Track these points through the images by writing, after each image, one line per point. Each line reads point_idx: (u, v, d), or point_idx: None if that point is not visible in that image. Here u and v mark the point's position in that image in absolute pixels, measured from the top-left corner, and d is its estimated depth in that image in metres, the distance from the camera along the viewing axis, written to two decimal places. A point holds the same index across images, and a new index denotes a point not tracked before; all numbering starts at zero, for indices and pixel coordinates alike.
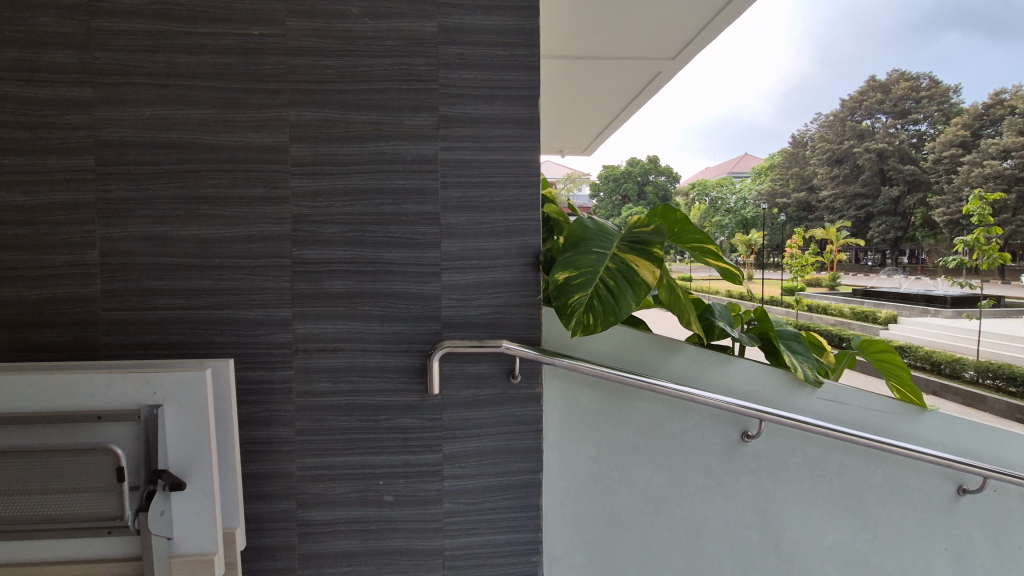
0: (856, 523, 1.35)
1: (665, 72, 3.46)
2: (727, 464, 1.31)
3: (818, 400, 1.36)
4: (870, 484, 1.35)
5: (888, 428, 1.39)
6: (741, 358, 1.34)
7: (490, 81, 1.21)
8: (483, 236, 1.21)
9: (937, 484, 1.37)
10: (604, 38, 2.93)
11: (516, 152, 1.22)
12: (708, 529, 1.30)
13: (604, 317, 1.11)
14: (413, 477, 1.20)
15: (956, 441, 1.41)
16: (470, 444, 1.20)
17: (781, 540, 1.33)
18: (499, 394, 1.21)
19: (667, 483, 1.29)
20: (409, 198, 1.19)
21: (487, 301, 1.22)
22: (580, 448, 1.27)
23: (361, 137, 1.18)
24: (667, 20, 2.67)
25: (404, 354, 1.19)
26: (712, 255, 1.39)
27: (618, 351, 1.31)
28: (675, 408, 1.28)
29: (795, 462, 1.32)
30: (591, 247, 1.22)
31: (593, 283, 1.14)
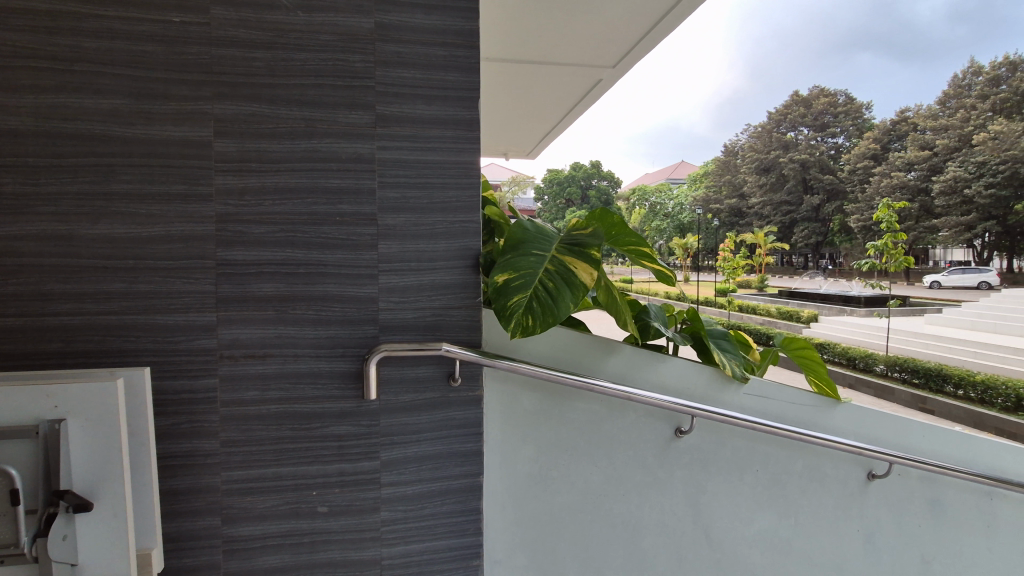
0: (780, 511, 1.43)
1: (606, 79, 3.55)
2: (662, 460, 1.35)
3: (744, 396, 1.43)
4: (791, 474, 1.43)
5: (807, 420, 1.48)
6: (674, 356, 1.39)
7: (429, 81, 1.19)
8: (423, 238, 1.19)
9: (850, 471, 1.47)
10: (548, 43, 2.97)
11: (455, 153, 1.21)
12: (644, 524, 1.34)
13: (543, 318, 1.12)
14: (350, 485, 1.16)
15: (867, 430, 1.52)
16: (408, 450, 1.18)
17: (713, 530, 1.39)
18: (438, 398, 1.19)
19: (605, 481, 1.32)
20: (344, 198, 1.16)
21: (426, 303, 1.20)
22: (521, 449, 1.27)
23: (292, 134, 1.14)
24: (608, 28, 2.74)
25: (339, 359, 1.15)
26: (646, 257, 1.44)
27: (557, 352, 1.33)
28: (613, 407, 1.31)
29: (725, 455, 1.39)
30: (530, 250, 1.23)
31: (532, 285, 1.15)
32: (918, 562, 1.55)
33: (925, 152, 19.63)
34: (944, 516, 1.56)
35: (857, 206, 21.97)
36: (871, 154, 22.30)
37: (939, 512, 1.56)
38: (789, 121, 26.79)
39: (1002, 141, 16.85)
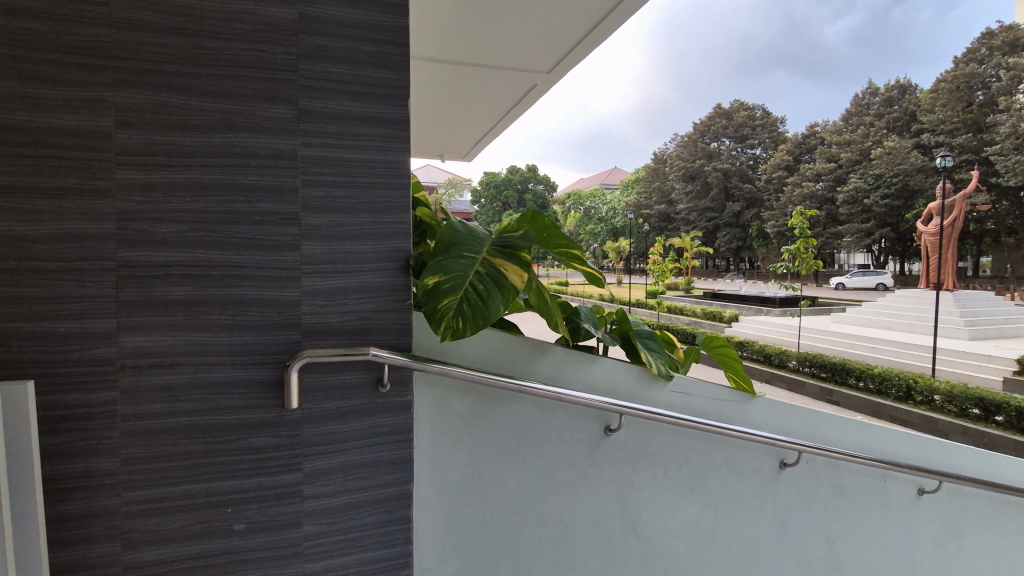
0: (702, 502, 1.50)
1: (541, 84, 3.60)
2: (592, 458, 1.38)
3: (669, 393, 1.49)
4: (712, 466, 1.51)
5: (727, 414, 1.56)
6: (603, 357, 1.43)
7: (356, 77, 1.16)
8: (350, 239, 1.15)
9: (764, 461, 1.57)
10: (483, 45, 2.95)
11: (383, 151, 1.18)
12: (575, 522, 1.36)
13: (472, 321, 1.11)
14: (271, 499, 1.10)
15: (780, 422, 1.63)
16: (333, 460, 1.13)
17: (640, 525, 1.43)
18: (366, 404, 1.15)
19: (537, 482, 1.33)
20: (263, 196, 1.10)
21: (353, 306, 1.15)
22: (452, 454, 1.26)
23: (207, 128, 1.06)
24: (543, 34, 2.77)
25: (257, 367, 1.08)
26: (577, 259, 1.47)
27: (489, 355, 1.32)
28: (545, 407, 1.33)
29: (651, 450, 1.44)
30: (461, 252, 1.23)
31: (462, 287, 1.14)
32: (824, 543, 1.67)
33: (831, 164, 21.52)
34: (846, 498, 1.69)
35: (773, 213, 23.66)
36: (785, 165, 24.08)
37: (842, 495, 1.69)
38: (712, 132, 28.35)
39: (895, 157, 18.85)
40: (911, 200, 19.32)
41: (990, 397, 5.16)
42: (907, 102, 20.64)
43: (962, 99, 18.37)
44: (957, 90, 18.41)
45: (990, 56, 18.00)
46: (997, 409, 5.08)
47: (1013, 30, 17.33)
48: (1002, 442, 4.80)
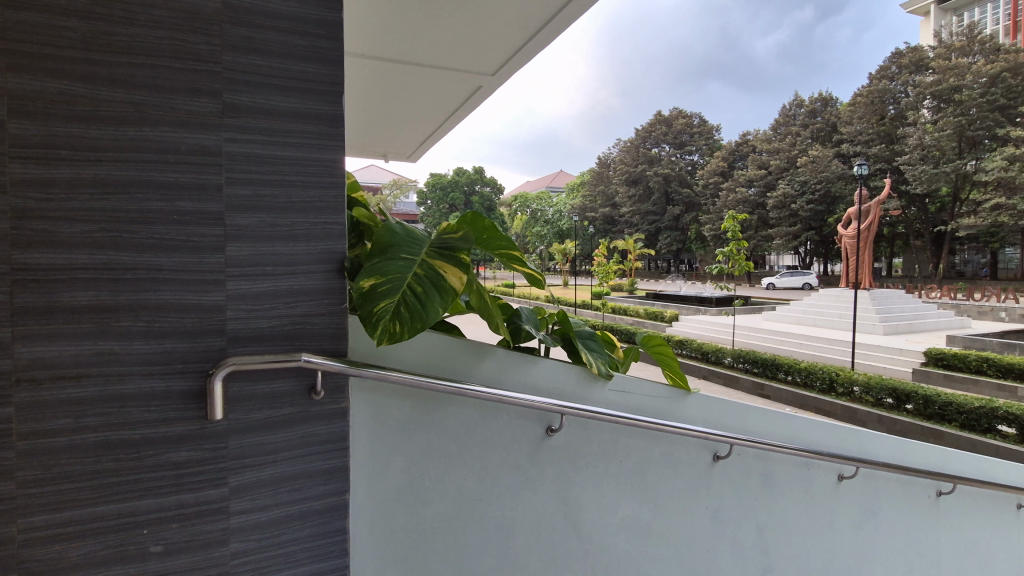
0: (640, 498, 1.54)
1: (485, 86, 3.59)
2: (534, 459, 1.38)
3: (608, 392, 1.52)
4: (650, 461, 1.55)
5: (664, 410, 1.61)
6: (544, 357, 1.44)
7: (285, 71, 1.11)
8: (279, 240, 1.10)
9: (698, 454, 1.63)
10: (425, 45, 2.92)
11: (316, 150, 1.14)
12: (517, 524, 1.36)
13: (411, 324, 1.09)
14: (193, 518, 1.02)
15: (713, 417, 1.70)
16: (262, 472, 1.07)
17: (581, 523, 1.44)
18: (298, 413, 1.10)
19: (479, 486, 1.32)
20: (184, 194, 1.02)
21: (283, 311, 1.10)
22: (391, 460, 1.23)
23: (118, 120, 0.97)
24: (487, 35, 2.77)
25: (177, 377, 1.01)
26: (517, 261, 1.49)
27: (429, 358, 1.30)
28: (486, 410, 1.32)
29: (591, 449, 1.46)
30: (399, 253, 1.20)
31: (399, 290, 1.12)
32: (755, 530, 1.76)
33: (762, 171, 22.77)
34: (774, 487, 1.79)
35: (709, 217, 24.80)
36: (720, 171, 25.26)
37: (770, 484, 1.78)
38: (653, 137, 29.33)
39: (818, 165, 20.20)
40: (832, 205, 20.78)
41: (902, 387, 5.60)
42: (828, 113, 22.16)
43: (875, 113, 19.94)
44: (871, 104, 19.95)
45: (899, 73, 19.63)
46: (908, 398, 5.51)
47: (918, 51, 18.97)
48: (912, 428, 5.23)
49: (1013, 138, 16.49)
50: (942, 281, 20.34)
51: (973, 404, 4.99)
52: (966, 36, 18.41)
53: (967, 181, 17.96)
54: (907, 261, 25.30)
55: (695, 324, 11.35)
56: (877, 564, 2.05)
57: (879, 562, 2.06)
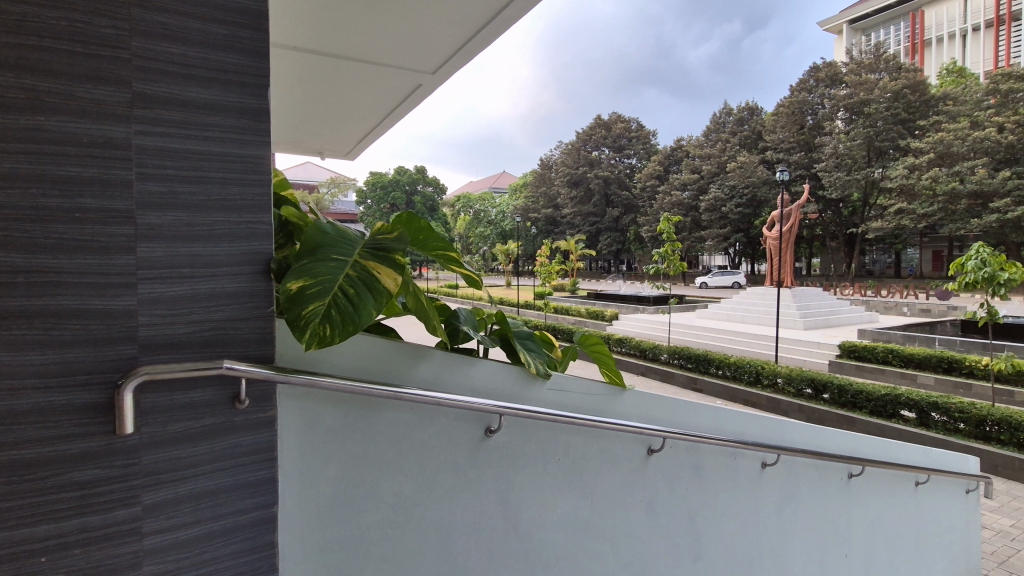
0: (578, 494, 1.56)
1: (425, 85, 3.55)
2: (472, 461, 1.37)
3: (547, 391, 1.54)
4: (587, 458, 1.58)
5: (601, 407, 1.64)
6: (481, 359, 1.43)
7: (204, 60, 1.04)
8: (198, 240, 1.03)
9: (634, 448, 1.68)
10: (363, 40, 2.84)
11: (238, 145, 1.08)
12: (456, 528, 1.34)
13: (342, 328, 1.06)
14: (99, 543, 0.93)
15: (647, 412, 1.76)
16: (180, 488, 1.00)
17: (521, 522, 1.45)
18: (221, 424, 1.04)
19: (416, 491, 1.29)
20: (87, 190, 0.93)
21: (203, 315, 1.03)
22: (323, 469, 1.18)
23: (4, 106, 0.86)
24: (426, 33, 2.74)
25: (79, 390, 0.91)
26: (454, 261, 1.50)
27: (363, 362, 1.26)
28: (423, 414, 1.30)
29: (530, 448, 1.47)
30: (330, 254, 1.16)
31: (330, 292, 1.08)
32: (687, 520, 1.83)
33: (695, 176, 23.88)
34: (704, 477, 1.87)
35: (647, 219, 25.71)
36: (656, 174, 26.24)
37: (701, 474, 1.86)
38: (593, 141, 30.04)
39: (746, 170, 21.38)
40: (759, 209, 22.09)
41: (819, 378, 6.02)
42: (754, 122, 23.51)
43: (796, 122, 21.38)
44: (792, 114, 21.37)
45: (816, 86, 21.13)
46: (824, 388, 5.93)
47: (832, 66, 20.50)
48: (828, 416, 5.64)
49: (913, 149, 18.17)
50: (854, 279, 22.14)
51: (880, 392, 5.45)
52: (874, 55, 20.09)
53: (875, 188, 19.63)
54: (824, 261, 27.31)
55: (635, 323, 11.73)
56: (796, 543, 2.20)
57: (799, 541, 2.21)
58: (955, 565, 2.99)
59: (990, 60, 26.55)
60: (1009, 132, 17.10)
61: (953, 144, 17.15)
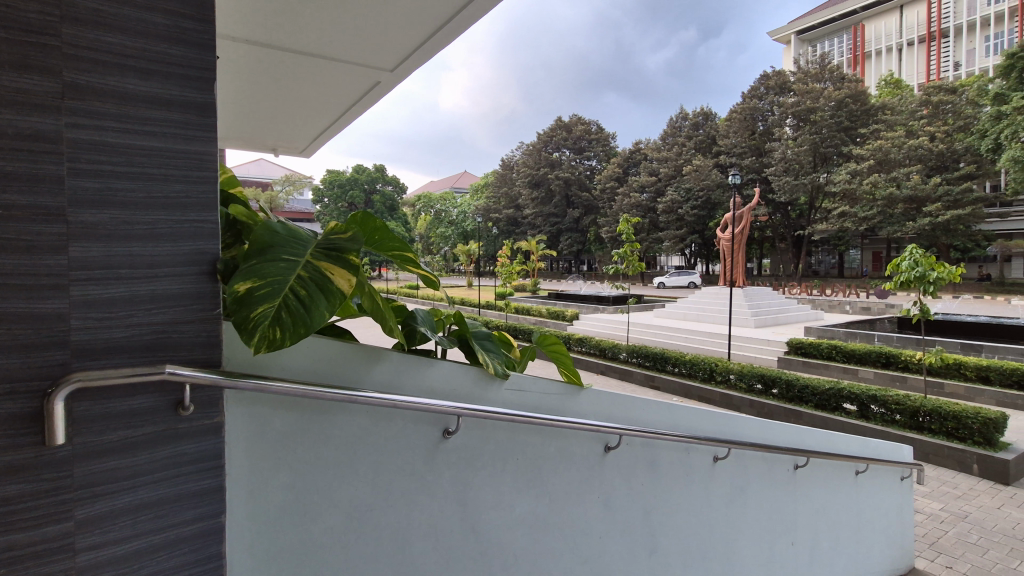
0: (536, 493, 1.58)
1: (384, 82, 3.50)
2: (430, 463, 1.36)
3: (505, 391, 1.54)
4: (545, 457, 1.59)
5: (559, 406, 1.66)
6: (439, 360, 1.42)
7: (142, 51, 0.99)
8: (138, 239, 0.98)
9: (591, 446, 1.71)
10: (319, 35, 2.78)
11: (182, 140, 1.03)
12: (413, 531, 1.33)
13: (292, 330, 1.04)
14: (27, 563, 0.87)
15: (604, 410, 1.79)
16: (118, 500, 0.94)
17: (479, 523, 1.45)
18: (163, 432, 0.99)
19: (371, 495, 1.27)
20: (12, 186, 0.86)
21: (143, 318, 0.98)
22: (274, 476, 1.15)
23: None
24: (384, 30, 2.71)
25: (4, 400, 0.84)
26: (410, 262, 1.49)
27: (316, 365, 1.23)
28: (378, 417, 1.28)
29: (488, 449, 1.47)
30: (280, 254, 1.13)
31: (280, 293, 1.06)
32: (642, 515, 1.87)
33: (653, 178, 24.45)
34: (659, 471, 1.92)
35: (607, 220, 26.15)
36: (616, 176, 26.72)
37: (656, 469, 1.91)
38: (554, 142, 30.28)
39: (701, 174, 22.05)
40: (713, 211, 22.84)
41: (769, 374, 6.28)
42: (709, 127, 24.26)
43: (747, 128, 22.21)
44: (744, 120, 22.16)
45: (766, 94, 21.98)
46: (773, 383, 6.18)
47: (781, 75, 21.37)
48: (776, 410, 5.89)
49: (855, 155, 19.19)
50: (801, 279, 23.22)
51: (824, 386, 5.72)
52: (819, 65, 21.07)
53: (820, 193, 20.63)
54: (773, 262, 28.49)
55: (595, 322, 11.92)
56: (746, 534, 2.28)
57: (748, 532, 2.29)
58: (891, 549, 3.18)
59: (923, 73, 28.34)
60: (941, 141, 18.47)
61: (890, 151, 18.22)
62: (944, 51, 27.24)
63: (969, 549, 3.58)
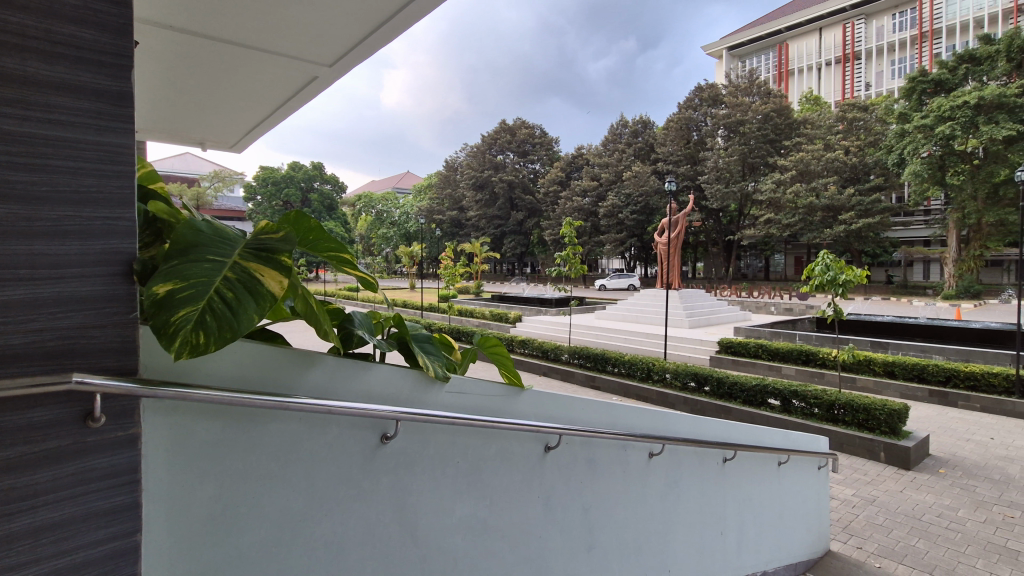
0: (476, 496, 1.57)
1: (322, 78, 3.40)
2: (367, 469, 1.33)
3: (446, 394, 1.53)
4: (485, 459, 1.60)
5: (500, 407, 1.67)
6: (377, 363, 1.39)
7: (47, 32, 0.91)
8: (40, 237, 0.90)
9: (532, 446, 1.73)
10: (252, 25, 2.66)
11: (93, 132, 0.95)
12: (349, 540, 1.30)
13: (218, 335, 0.99)
14: None
15: (544, 410, 1.82)
16: (17, 523, 0.85)
17: (418, 528, 1.43)
18: (68, 447, 0.90)
19: (304, 506, 1.23)
20: None
21: (46, 322, 0.89)
22: (197, 490, 1.08)
23: None
24: (322, 25, 2.63)
25: None
26: (346, 263, 1.45)
27: (245, 370, 1.17)
28: (313, 423, 1.24)
29: (428, 453, 1.45)
30: (204, 255, 1.07)
31: (204, 296, 1.00)
32: (581, 512, 1.91)
33: (594, 183, 25.06)
34: (597, 468, 1.97)
35: (550, 223, 26.53)
36: (558, 181, 27.17)
37: (594, 467, 1.96)
38: (498, 145, 30.39)
39: (639, 179, 22.82)
40: (651, 216, 23.69)
41: (701, 372, 6.58)
42: (647, 134, 25.15)
43: (682, 137, 23.21)
44: (680, 129, 23.15)
45: (700, 105, 23.06)
46: (705, 381, 6.49)
47: (713, 88, 22.48)
48: (709, 407, 6.18)
49: (779, 166, 20.48)
50: (731, 281, 24.53)
51: (750, 383, 6.07)
52: (747, 79, 22.32)
53: (748, 201, 21.87)
54: (706, 266, 29.93)
55: (538, 324, 12.07)
56: (678, 527, 2.37)
57: (680, 524, 2.38)
58: (809, 533, 3.41)
59: (838, 92, 30.70)
60: (854, 155, 20.25)
61: (810, 163, 19.62)
62: (856, 73, 29.67)
63: (876, 530, 3.90)
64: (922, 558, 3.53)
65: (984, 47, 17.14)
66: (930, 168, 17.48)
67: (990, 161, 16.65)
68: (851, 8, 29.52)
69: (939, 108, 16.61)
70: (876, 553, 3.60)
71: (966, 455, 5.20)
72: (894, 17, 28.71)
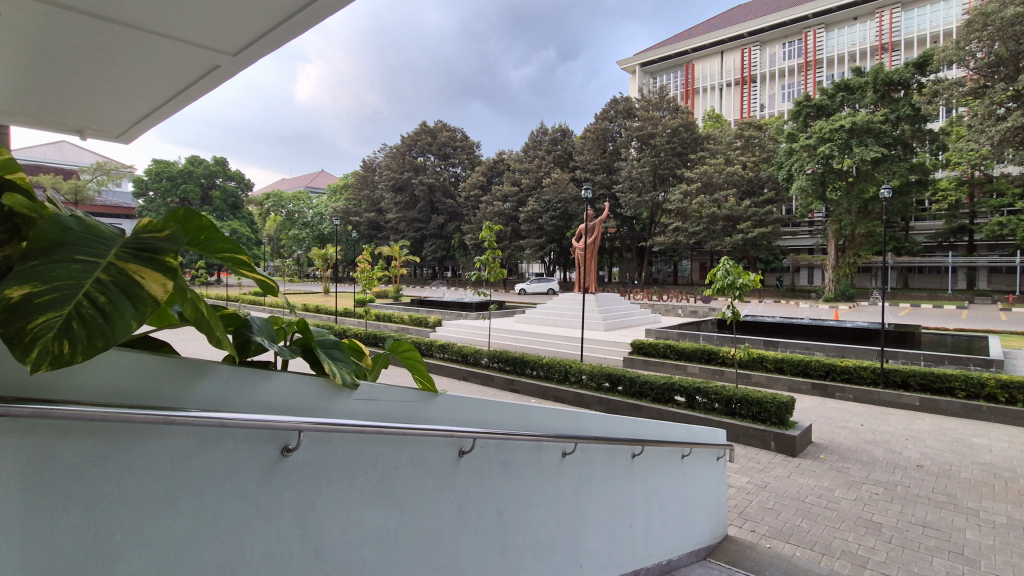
0: (387, 506, 1.53)
1: (224, 67, 3.18)
2: (265, 484, 1.25)
3: (354, 401, 1.47)
4: (397, 466, 1.56)
5: (413, 413, 1.64)
6: (279, 371, 1.31)
7: None
8: None
9: (445, 451, 1.71)
10: (141, 6, 2.43)
11: None
12: (243, 562, 1.21)
13: (86, 344, 0.89)
14: None
15: (457, 414, 1.81)
16: None
17: (323, 544, 1.37)
18: None
19: (192, 527, 1.13)
20: None
21: None
22: (61, 517, 0.96)
23: None
24: (225, 12, 2.48)
25: None
26: (243, 265, 1.36)
27: (122, 382, 1.06)
28: (203, 438, 1.15)
29: (334, 464, 1.39)
30: (72, 254, 0.96)
31: (70, 301, 0.90)
32: (495, 515, 1.91)
33: (515, 188, 25.36)
34: (511, 470, 1.99)
35: (471, 227, 26.52)
36: (479, 185, 27.24)
37: (508, 469, 1.97)
38: (418, 147, 29.86)
39: (558, 186, 23.43)
40: (569, 223, 24.41)
41: (615, 372, 6.87)
42: (566, 143, 25.90)
43: (599, 147, 24.15)
44: (596, 139, 24.05)
45: (615, 116, 24.09)
46: (618, 380, 6.78)
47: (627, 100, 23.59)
48: (621, 405, 6.47)
49: (685, 178, 21.89)
50: (643, 285, 25.84)
51: (659, 381, 6.41)
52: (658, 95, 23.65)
53: (658, 209, 23.19)
54: (620, 271, 31.30)
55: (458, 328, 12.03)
56: (589, 523, 2.45)
57: (590, 520, 2.46)
58: (709, 520, 3.66)
59: (736, 112, 33.40)
60: (749, 169, 22.08)
61: (712, 176, 21.14)
62: (752, 95, 32.43)
63: (767, 513, 4.27)
64: (805, 535, 3.91)
65: (856, 79, 19.38)
66: (814, 183, 19.45)
67: (861, 179, 18.83)
68: (748, 35, 32.24)
69: (821, 130, 18.53)
70: (767, 534, 3.94)
71: (841, 441, 5.83)
72: (783, 46, 31.75)
